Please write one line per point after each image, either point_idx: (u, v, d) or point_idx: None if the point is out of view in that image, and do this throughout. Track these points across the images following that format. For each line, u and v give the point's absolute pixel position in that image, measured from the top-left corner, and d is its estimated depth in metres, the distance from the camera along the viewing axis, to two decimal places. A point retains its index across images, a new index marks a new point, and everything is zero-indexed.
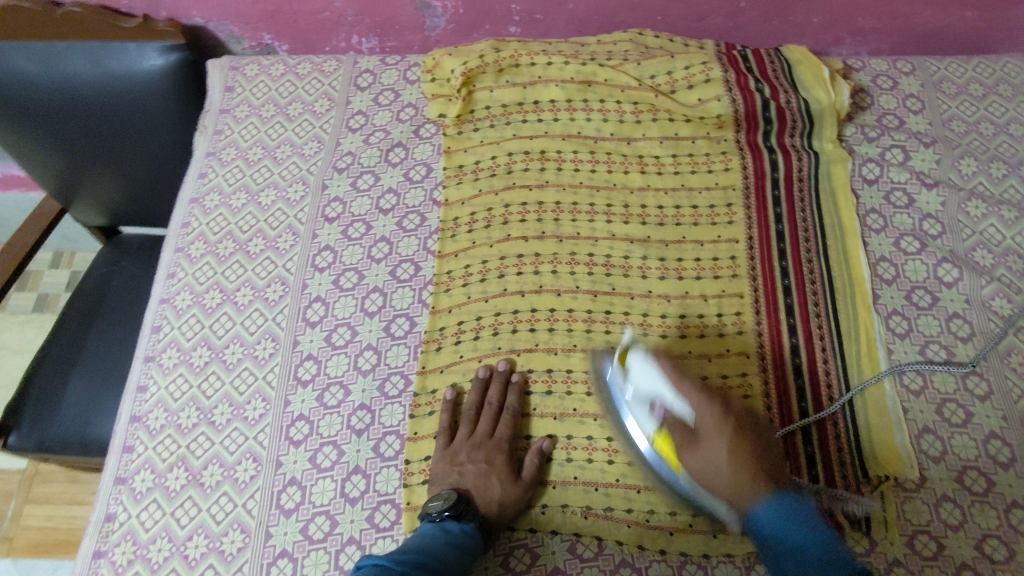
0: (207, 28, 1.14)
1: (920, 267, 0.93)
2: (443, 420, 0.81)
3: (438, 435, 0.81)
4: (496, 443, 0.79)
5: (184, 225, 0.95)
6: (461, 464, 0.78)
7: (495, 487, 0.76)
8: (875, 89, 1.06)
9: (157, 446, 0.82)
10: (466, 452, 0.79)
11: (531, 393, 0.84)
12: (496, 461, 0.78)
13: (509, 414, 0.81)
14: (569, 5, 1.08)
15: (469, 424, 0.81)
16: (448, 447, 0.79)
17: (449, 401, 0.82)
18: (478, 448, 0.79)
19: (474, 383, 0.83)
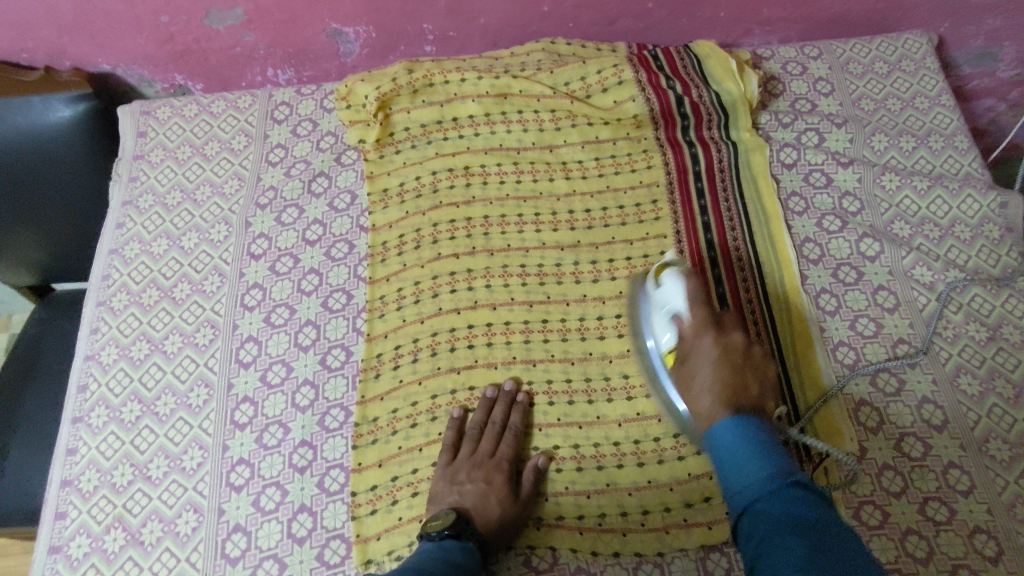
0: (116, 74, 1.12)
1: (843, 245, 0.94)
2: (448, 438, 0.80)
3: (440, 454, 0.79)
4: (496, 462, 0.78)
5: (105, 278, 0.93)
6: (460, 484, 0.76)
7: (493, 508, 0.74)
8: (785, 75, 1.09)
9: (92, 508, 0.79)
10: (466, 471, 0.77)
11: (534, 409, 0.84)
12: (495, 480, 0.76)
13: (512, 433, 0.80)
14: (481, 20, 1.08)
15: (472, 441, 0.80)
16: (450, 465, 0.78)
17: (455, 418, 0.81)
18: (479, 467, 0.77)
19: (481, 402, 0.82)
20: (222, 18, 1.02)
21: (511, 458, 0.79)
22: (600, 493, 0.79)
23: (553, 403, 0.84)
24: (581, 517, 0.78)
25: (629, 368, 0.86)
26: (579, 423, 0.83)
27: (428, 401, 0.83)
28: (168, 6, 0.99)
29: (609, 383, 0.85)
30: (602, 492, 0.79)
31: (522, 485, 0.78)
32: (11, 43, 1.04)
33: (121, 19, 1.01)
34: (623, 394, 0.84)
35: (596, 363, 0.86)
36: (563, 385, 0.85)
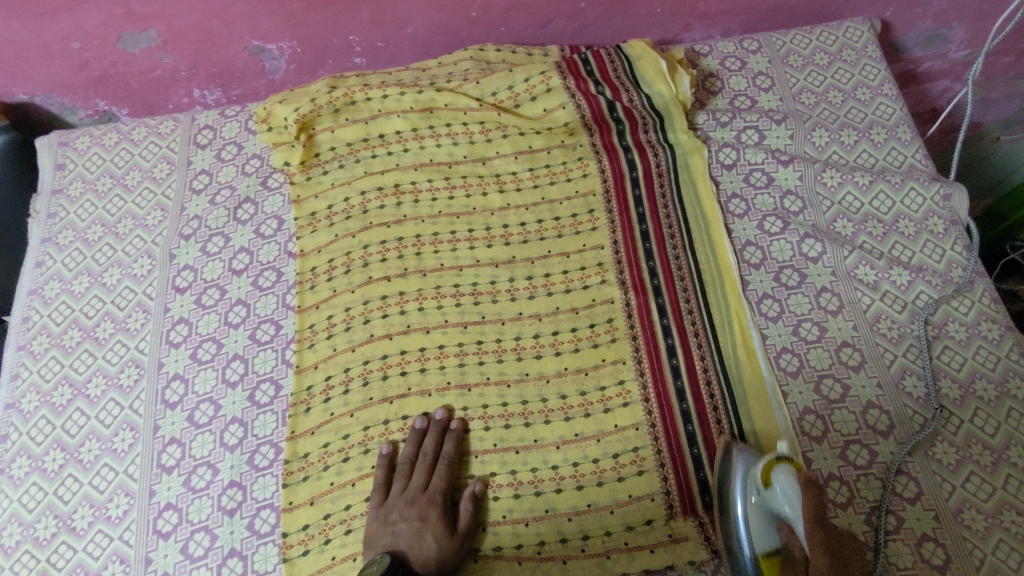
0: (35, 103, 1.07)
1: (786, 246, 0.92)
2: (378, 477, 0.78)
3: (371, 494, 0.77)
4: (430, 496, 0.76)
5: (25, 320, 0.90)
6: (393, 523, 0.74)
7: (429, 545, 0.72)
8: (723, 71, 1.07)
9: (14, 565, 0.76)
10: (399, 510, 0.75)
11: (469, 436, 0.82)
12: (429, 516, 0.74)
13: (445, 463, 0.78)
14: (408, 29, 1.05)
15: (403, 478, 0.78)
16: (382, 506, 0.76)
17: (385, 456, 0.79)
18: (412, 504, 0.75)
19: (411, 434, 0.80)
20: (136, 41, 0.98)
21: (444, 490, 0.77)
22: (538, 519, 0.77)
23: (489, 429, 0.82)
24: (520, 546, 0.76)
25: (566, 388, 0.83)
26: (516, 447, 0.81)
27: (360, 433, 0.81)
28: (78, 32, 0.95)
29: (546, 404, 0.83)
30: (540, 518, 0.77)
31: (460, 518, 0.76)
32: None
33: (29, 47, 0.97)
34: (560, 415, 0.82)
35: (532, 384, 0.84)
36: (498, 409, 0.83)
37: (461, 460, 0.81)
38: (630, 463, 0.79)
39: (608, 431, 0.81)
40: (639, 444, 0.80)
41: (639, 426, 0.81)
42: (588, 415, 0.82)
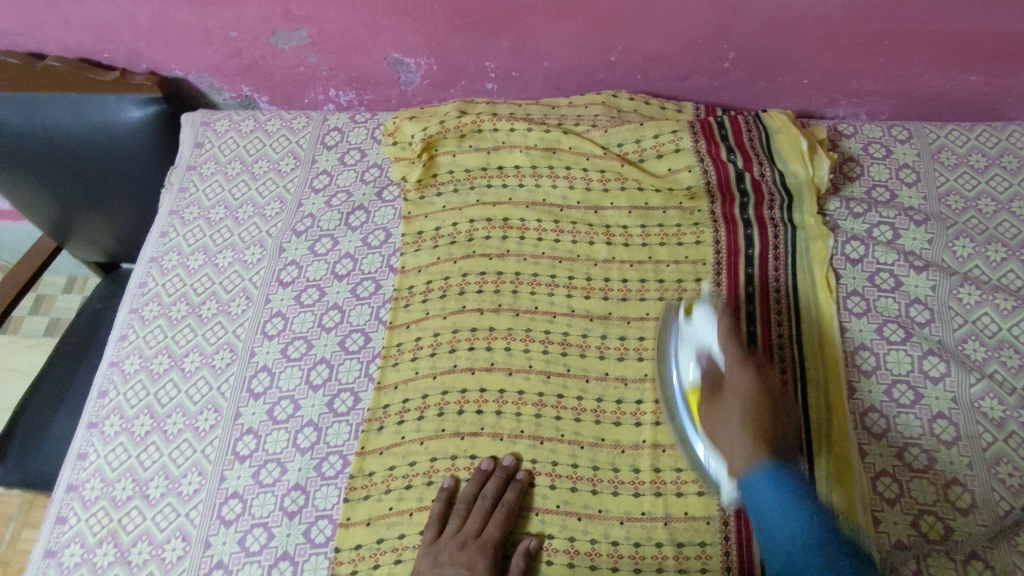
0: (187, 80, 1.14)
1: (903, 358, 0.85)
2: (435, 510, 0.78)
3: (426, 528, 0.77)
4: (482, 543, 0.75)
5: (141, 285, 0.96)
6: (441, 566, 0.73)
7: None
8: (865, 158, 1.01)
9: (89, 518, 0.81)
10: (449, 552, 0.74)
11: (533, 490, 0.80)
12: (477, 566, 0.73)
13: (503, 511, 0.77)
14: (545, 63, 1.05)
15: (458, 518, 0.77)
16: (434, 543, 0.76)
17: (446, 490, 0.79)
18: (462, 549, 0.74)
19: (474, 474, 0.80)
20: (287, 38, 1.03)
21: (497, 541, 0.76)
22: None
23: (555, 488, 0.80)
24: None
25: (640, 462, 0.80)
26: (578, 514, 0.78)
27: (426, 463, 0.81)
28: (238, 23, 1.00)
29: (617, 475, 0.80)
30: None
31: (509, 572, 0.74)
32: (94, 44, 1.07)
33: (193, 30, 1.03)
34: (630, 489, 0.79)
35: (606, 451, 0.82)
36: (567, 469, 0.81)
37: (520, 513, 0.79)
38: (695, 557, 0.75)
39: (676, 517, 0.77)
40: (707, 539, 0.76)
41: (710, 520, 0.77)
42: (659, 494, 0.79)
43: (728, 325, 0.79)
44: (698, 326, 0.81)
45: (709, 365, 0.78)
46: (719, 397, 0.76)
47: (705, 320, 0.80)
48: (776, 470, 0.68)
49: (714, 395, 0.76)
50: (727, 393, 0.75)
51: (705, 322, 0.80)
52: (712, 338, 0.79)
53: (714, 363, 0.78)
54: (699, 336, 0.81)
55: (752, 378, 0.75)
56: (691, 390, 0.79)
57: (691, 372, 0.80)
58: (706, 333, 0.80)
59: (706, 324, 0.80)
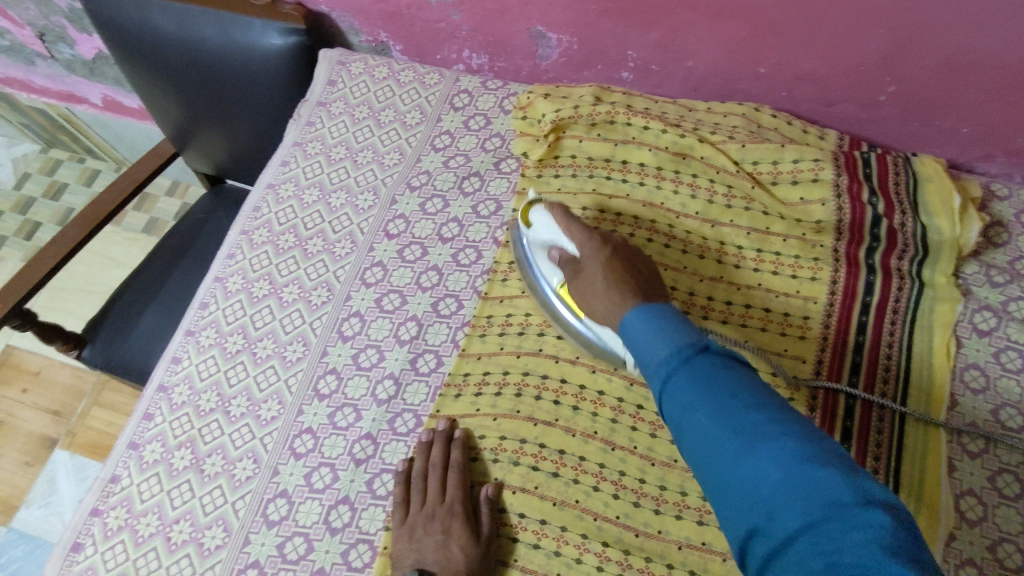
0: (331, 17, 1.15)
1: (1016, 448, 0.79)
2: (396, 496, 0.78)
3: (393, 512, 0.77)
4: (449, 507, 0.75)
5: (255, 209, 0.99)
6: (419, 539, 0.73)
7: (456, 555, 0.72)
8: (1015, 225, 0.93)
9: (174, 421, 0.85)
10: (423, 524, 0.74)
11: (592, 496, 0.78)
12: (452, 528, 0.74)
13: (454, 471, 0.78)
14: (689, 63, 1.01)
15: (417, 492, 0.77)
16: (404, 523, 0.75)
17: (400, 473, 0.79)
18: (433, 518, 0.74)
19: (417, 448, 0.80)
20: None
21: (462, 499, 0.76)
22: None
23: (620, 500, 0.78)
24: None
25: None
26: (636, 530, 0.77)
27: (494, 440, 0.81)
28: None
29: (684, 499, 0.78)
30: None
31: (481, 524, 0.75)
32: None
33: None
34: (694, 516, 0.77)
35: (677, 473, 0.79)
36: (633, 483, 0.79)
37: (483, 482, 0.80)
38: None
39: None
40: None
41: None
42: None
43: (559, 216, 0.81)
44: (541, 229, 0.84)
45: (562, 256, 0.81)
46: (580, 271, 0.77)
47: (545, 219, 0.83)
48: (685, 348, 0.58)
49: (575, 272, 0.78)
50: (580, 275, 0.77)
51: (545, 223, 0.83)
52: (553, 235, 0.82)
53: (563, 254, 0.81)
54: (546, 238, 0.84)
55: (596, 245, 0.77)
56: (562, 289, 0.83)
57: (553, 276, 0.84)
58: (553, 231, 0.82)
59: (547, 222, 0.83)
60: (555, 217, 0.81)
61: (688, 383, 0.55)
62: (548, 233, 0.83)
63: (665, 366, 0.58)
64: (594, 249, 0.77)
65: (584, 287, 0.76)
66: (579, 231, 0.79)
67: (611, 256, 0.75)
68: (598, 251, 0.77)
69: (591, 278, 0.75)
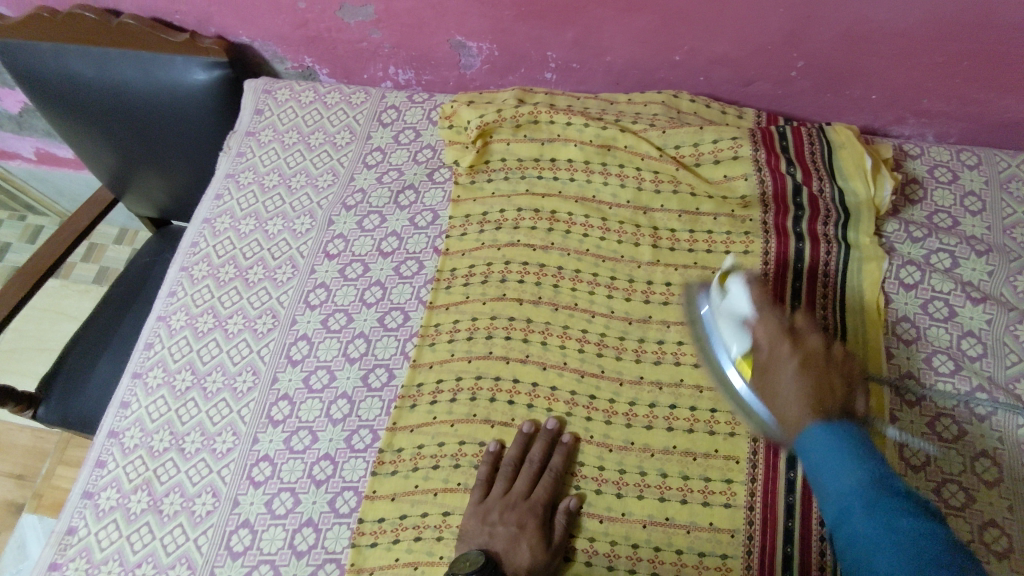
0: (253, 47, 1.16)
1: (949, 392, 0.83)
2: (482, 473, 0.79)
3: (472, 488, 0.79)
4: (531, 505, 0.77)
5: (193, 244, 0.99)
6: (491, 524, 0.75)
7: (524, 552, 0.73)
8: (930, 181, 0.98)
9: (127, 465, 0.85)
10: (499, 512, 0.76)
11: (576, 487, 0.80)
12: (527, 523, 0.75)
13: (551, 475, 0.79)
14: (607, 58, 1.04)
15: (506, 480, 0.79)
16: (482, 502, 0.77)
17: (492, 454, 0.80)
18: (513, 509, 0.76)
19: (518, 438, 0.81)
20: (354, 13, 1.04)
21: (546, 503, 0.77)
22: None
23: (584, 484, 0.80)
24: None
25: (668, 468, 0.80)
26: (601, 516, 0.78)
27: (454, 446, 0.82)
28: None
29: (643, 479, 0.79)
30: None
31: (555, 530, 0.76)
32: (168, 5, 1.09)
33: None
34: (655, 493, 0.78)
35: (634, 455, 0.81)
36: (593, 471, 0.81)
37: None
38: (715, 568, 0.75)
39: (700, 525, 0.76)
40: (730, 552, 0.75)
41: (735, 533, 0.76)
42: (684, 501, 0.78)
43: (759, 295, 0.77)
44: (735, 296, 0.80)
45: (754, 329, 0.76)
46: (765, 372, 0.74)
47: (740, 291, 0.79)
48: (829, 425, 0.66)
49: (764, 367, 0.74)
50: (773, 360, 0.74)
51: (740, 293, 0.79)
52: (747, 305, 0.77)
53: (750, 326, 0.77)
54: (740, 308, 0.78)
55: (777, 319, 0.75)
56: (742, 359, 0.77)
57: (734, 344, 0.78)
58: (741, 300, 0.78)
59: (741, 296, 0.79)
60: (753, 295, 0.77)
61: (818, 441, 0.65)
62: (742, 304, 0.78)
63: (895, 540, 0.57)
64: (790, 351, 0.73)
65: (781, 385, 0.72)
66: (773, 324, 0.75)
67: (797, 355, 0.73)
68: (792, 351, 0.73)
69: (781, 386, 0.72)
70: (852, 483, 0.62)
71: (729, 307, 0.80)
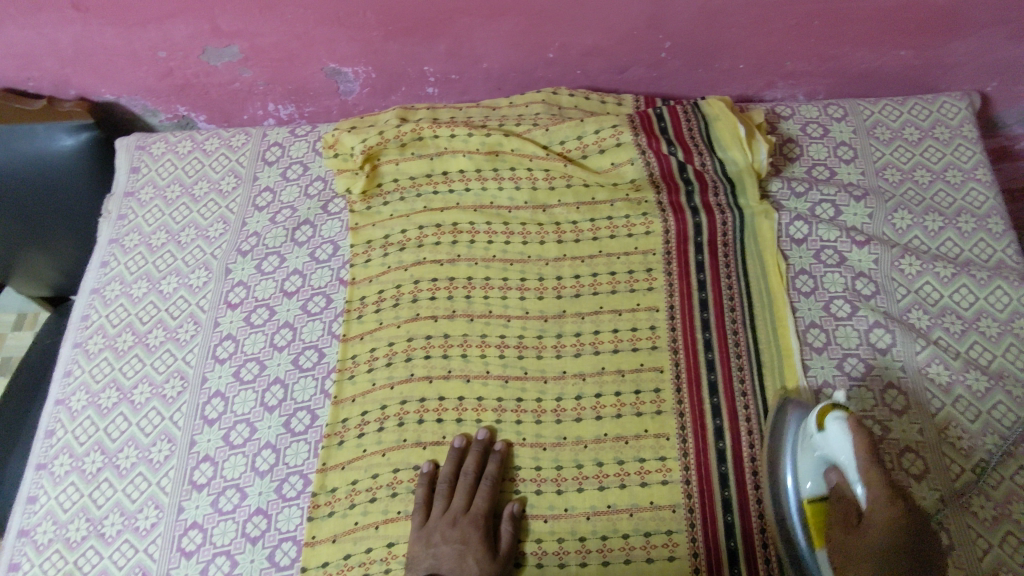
0: (120, 103, 1.11)
1: (852, 333, 0.87)
2: (419, 496, 0.78)
3: (412, 514, 0.78)
4: (472, 517, 0.76)
5: (83, 319, 0.94)
6: (435, 546, 0.74)
7: (471, 567, 0.73)
8: (804, 138, 1.03)
9: (44, 563, 0.79)
10: (441, 532, 0.75)
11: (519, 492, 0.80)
12: (471, 538, 0.75)
13: (488, 484, 0.78)
14: (483, 65, 1.04)
15: (443, 498, 0.78)
16: (423, 526, 0.76)
17: (426, 474, 0.79)
18: (454, 526, 0.75)
19: (450, 454, 0.81)
20: (219, 55, 1.01)
21: (487, 512, 0.77)
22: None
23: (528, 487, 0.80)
24: None
25: (603, 456, 0.80)
26: (544, 515, 0.78)
27: (389, 475, 0.80)
28: (166, 43, 0.98)
29: (581, 471, 0.80)
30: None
31: (501, 540, 0.76)
32: (17, 72, 1.04)
33: (120, 53, 1.00)
34: (594, 483, 0.79)
35: (569, 449, 0.81)
36: (531, 472, 0.81)
37: None
38: (662, 545, 0.76)
39: (642, 506, 0.78)
40: (673, 527, 0.76)
41: (676, 507, 0.77)
42: (623, 485, 0.79)
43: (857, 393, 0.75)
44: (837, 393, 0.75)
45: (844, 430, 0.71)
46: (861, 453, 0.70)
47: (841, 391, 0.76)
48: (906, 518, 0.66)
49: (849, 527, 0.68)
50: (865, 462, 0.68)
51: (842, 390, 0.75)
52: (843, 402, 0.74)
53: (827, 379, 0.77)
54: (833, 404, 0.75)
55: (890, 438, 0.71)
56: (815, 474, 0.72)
57: (808, 483, 0.72)
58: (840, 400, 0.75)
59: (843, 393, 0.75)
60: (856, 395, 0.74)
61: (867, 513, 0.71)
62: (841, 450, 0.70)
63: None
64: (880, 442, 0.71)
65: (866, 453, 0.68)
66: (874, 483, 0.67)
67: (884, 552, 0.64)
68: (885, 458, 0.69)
69: (860, 539, 0.66)
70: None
71: (823, 449, 0.71)
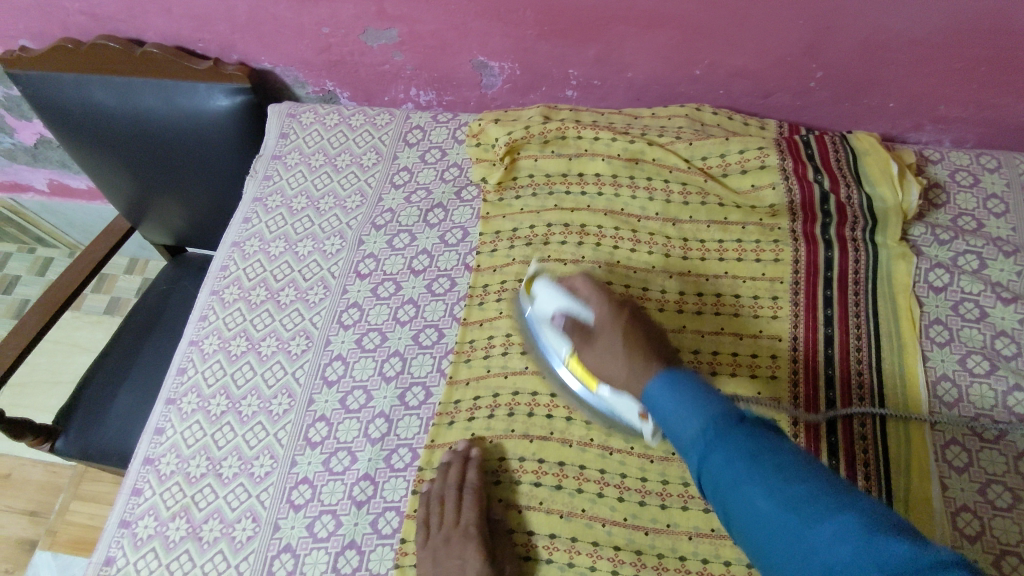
0: (275, 72, 1.17)
1: (987, 392, 0.83)
2: (417, 516, 0.77)
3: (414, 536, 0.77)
4: (464, 529, 0.75)
5: (222, 269, 0.99)
6: (439, 564, 0.73)
7: None
8: (952, 185, 0.99)
9: (164, 492, 0.84)
10: (442, 549, 0.74)
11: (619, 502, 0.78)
12: (467, 552, 0.74)
13: (471, 494, 0.77)
14: (628, 74, 1.05)
15: (438, 514, 0.77)
16: (426, 545, 0.75)
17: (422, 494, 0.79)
18: (451, 542, 0.74)
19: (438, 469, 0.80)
20: (377, 36, 1.05)
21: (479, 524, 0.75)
22: None
23: (597, 498, 0.78)
24: None
25: None
26: (646, 528, 0.77)
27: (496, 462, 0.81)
28: (331, 19, 1.04)
29: (687, 490, 0.78)
30: None
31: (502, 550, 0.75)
32: (191, 33, 1.10)
33: (287, 24, 1.06)
34: (700, 504, 0.77)
35: (676, 466, 0.79)
36: (636, 482, 0.79)
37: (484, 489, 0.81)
38: None
39: None
40: None
41: None
42: None
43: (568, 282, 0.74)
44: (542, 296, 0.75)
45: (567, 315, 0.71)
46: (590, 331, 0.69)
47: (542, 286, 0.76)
48: (668, 374, 0.59)
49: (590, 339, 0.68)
50: (593, 341, 0.68)
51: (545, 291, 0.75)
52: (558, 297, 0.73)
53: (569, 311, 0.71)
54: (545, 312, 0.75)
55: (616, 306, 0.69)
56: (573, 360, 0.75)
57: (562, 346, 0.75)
58: (556, 297, 0.73)
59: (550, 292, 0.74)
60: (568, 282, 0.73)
61: (661, 395, 0.58)
62: (557, 299, 0.73)
63: (697, 443, 0.54)
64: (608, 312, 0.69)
65: (604, 354, 0.67)
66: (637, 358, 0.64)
67: (627, 327, 0.67)
68: (615, 319, 0.68)
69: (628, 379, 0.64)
70: (686, 407, 0.55)
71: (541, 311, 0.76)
